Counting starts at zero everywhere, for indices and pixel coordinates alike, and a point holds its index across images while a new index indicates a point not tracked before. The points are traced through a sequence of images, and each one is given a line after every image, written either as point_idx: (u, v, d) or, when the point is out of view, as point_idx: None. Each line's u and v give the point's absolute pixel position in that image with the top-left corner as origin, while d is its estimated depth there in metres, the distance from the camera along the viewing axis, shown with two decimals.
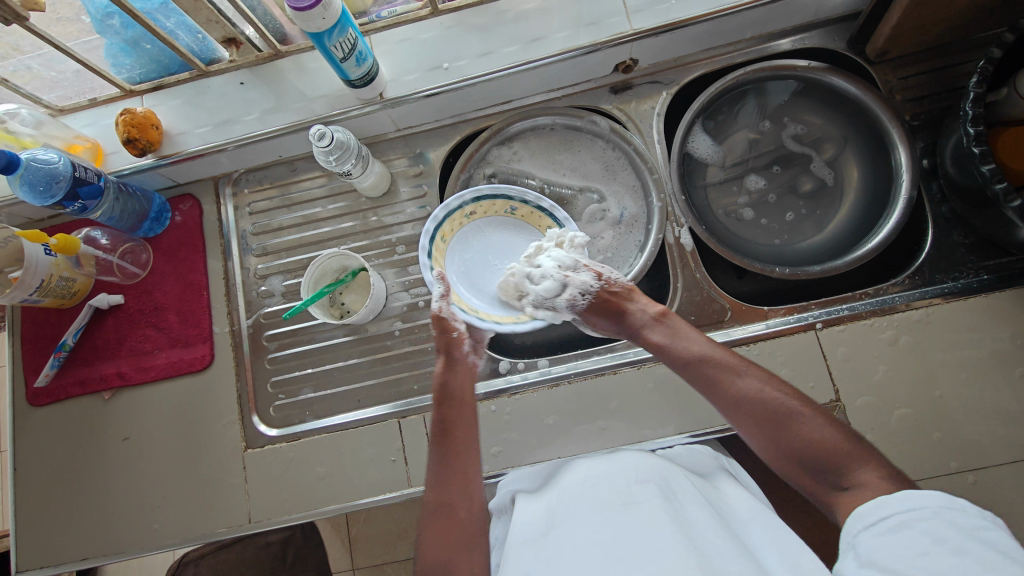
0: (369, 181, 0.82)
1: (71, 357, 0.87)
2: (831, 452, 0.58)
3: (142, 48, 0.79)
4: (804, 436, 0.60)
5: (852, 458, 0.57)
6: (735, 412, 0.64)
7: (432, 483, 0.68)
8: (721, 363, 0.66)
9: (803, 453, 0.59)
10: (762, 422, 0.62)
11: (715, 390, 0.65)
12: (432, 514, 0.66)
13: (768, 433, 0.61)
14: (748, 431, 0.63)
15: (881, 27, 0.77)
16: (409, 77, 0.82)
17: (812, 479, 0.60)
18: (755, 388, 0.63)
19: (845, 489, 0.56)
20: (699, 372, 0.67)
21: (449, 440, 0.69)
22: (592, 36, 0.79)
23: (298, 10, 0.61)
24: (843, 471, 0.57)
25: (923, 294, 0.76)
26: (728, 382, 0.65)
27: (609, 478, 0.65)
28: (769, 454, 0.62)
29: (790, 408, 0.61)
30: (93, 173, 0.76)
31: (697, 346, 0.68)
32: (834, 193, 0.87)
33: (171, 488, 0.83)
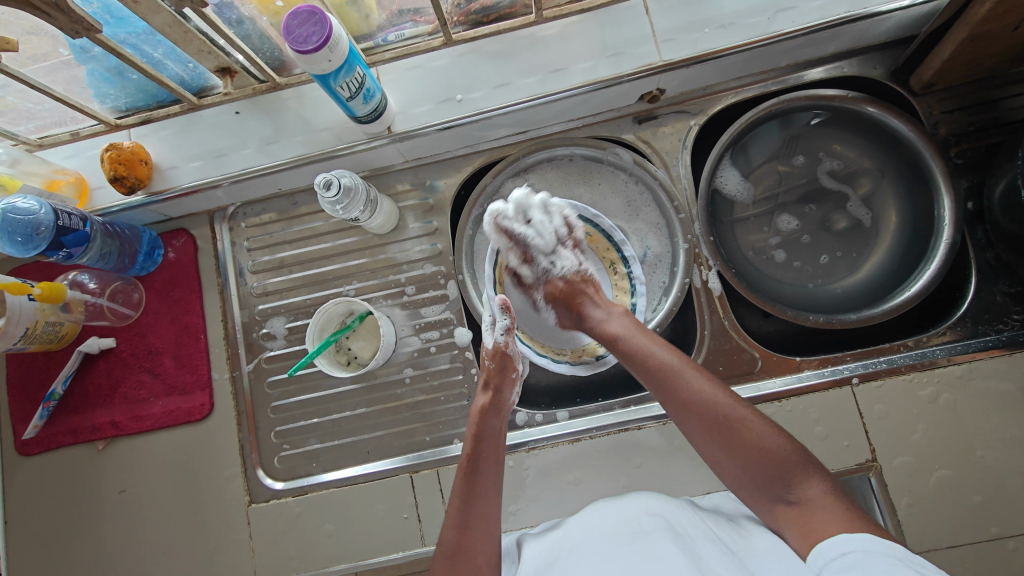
0: (377, 222, 0.77)
1: (61, 405, 0.82)
2: (780, 464, 0.58)
3: (127, 77, 0.72)
4: (752, 445, 0.59)
5: (798, 470, 0.58)
6: (684, 414, 0.62)
7: (451, 524, 0.63)
8: (673, 361, 0.64)
9: (750, 463, 0.59)
10: (709, 428, 0.61)
11: (669, 391, 0.63)
12: (449, 556, 0.61)
13: (717, 441, 0.61)
14: (701, 438, 0.62)
15: (930, 60, 0.72)
16: (420, 108, 0.76)
17: (749, 484, 0.60)
18: (708, 392, 0.62)
19: (790, 502, 0.58)
20: (657, 373, 0.64)
21: (478, 469, 0.66)
22: (616, 67, 0.73)
23: (301, 53, 0.56)
24: (790, 483, 0.58)
25: (965, 347, 0.72)
26: (681, 383, 0.63)
27: (617, 510, 0.64)
28: (716, 460, 0.62)
29: (741, 417, 0.61)
30: (78, 218, 0.70)
31: (657, 347, 0.65)
32: (871, 233, 0.82)
33: (172, 544, 0.79)
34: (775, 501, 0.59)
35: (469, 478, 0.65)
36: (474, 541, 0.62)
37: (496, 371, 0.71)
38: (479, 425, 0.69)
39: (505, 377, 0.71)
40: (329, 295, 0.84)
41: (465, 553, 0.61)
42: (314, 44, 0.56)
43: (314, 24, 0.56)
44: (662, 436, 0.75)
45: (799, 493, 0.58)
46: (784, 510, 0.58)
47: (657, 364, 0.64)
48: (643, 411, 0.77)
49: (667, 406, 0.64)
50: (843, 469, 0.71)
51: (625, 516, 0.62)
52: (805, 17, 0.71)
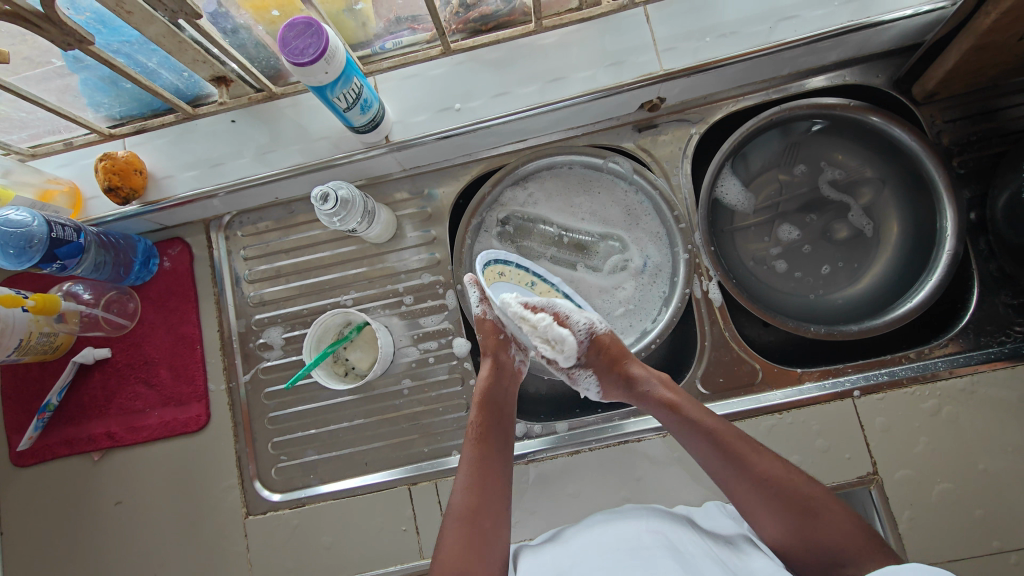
0: (375, 232, 0.77)
1: (57, 416, 0.81)
2: (855, 549, 0.58)
3: (121, 86, 0.71)
4: (829, 530, 0.59)
5: (870, 554, 0.58)
6: (754, 495, 0.61)
7: (463, 487, 0.64)
8: (742, 439, 0.64)
9: (824, 550, 0.59)
10: (785, 512, 0.59)
11: (742, 471, 0.61)
12: (460, 518, 0.62)
13: (790, 524, 0.59)
14: (772, 524, 0.60)
15: (933, 70, 0.71)
16: (418, 117, 0.75)
17: (815, 568, 0.60)
18: (779, 471, 0.61)
19: None
20: (723, 447, 0.63)
21: (488, 438, 0.67)
22: (616, 76, 0.72)
23: (298, 66, 0.56)
24: (865, 567, 0.57)
25: (967, 359, 0.72)
26: (755, 463, 0.62)
27: (617, 528, 0.63)
28: (786, 546, 0.60)
29: (817, 500, 0.60)
30: (71, 229, 0.69)
31: (713, 419, 0.65)
32: (872, 243, 0.81)
33: (168, 557, 0.78)
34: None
35: (480, 446, 0.66)
36: (485, 511, 0.62)
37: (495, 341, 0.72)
38: (484, 394, 0.69)
39: (495, 342, 0.72)
40: (326, 304, 0.83)
41: (478, 523, 0.61)
42: (310, 56, 0.55)
43: (311, 36, 0.56)
44: (662, 449, 0.75)
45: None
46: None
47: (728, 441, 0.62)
48: (643, 424, 0.76)
49: (733, 484, 0.62)
50: (844, 482, 0.70)
51: (626, 537, 0.61)
52: (807, 26, 0.71)
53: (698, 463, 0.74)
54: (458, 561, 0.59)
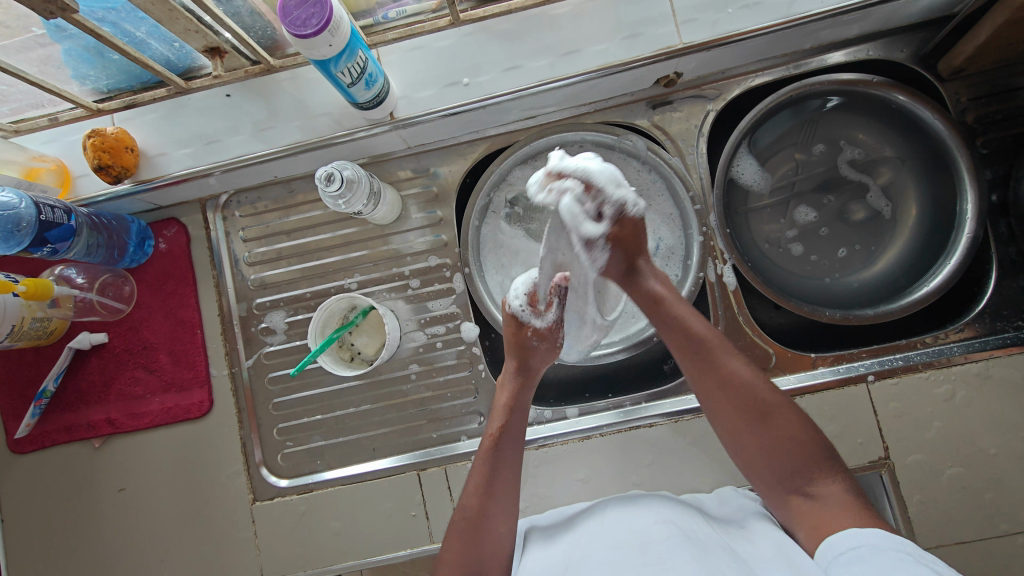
0: (380, 214, 0.74)
1: (54, 402, 0.79)
2: (803, 460, 0.60)
3: (108, 58, 0.66)
4: (784, 443, 0.61)
5: (819, 467, 0.60)
6: (718, 396, 0.63)
7: (471, 491, 0.63)
8: (718, 341, 0.64)
9: (776, 455, 0.61)
10: (743, 419, 0.62)
11: (708, 368, 0.63)
12: (467, 525, 0.62)
13: (747, 429, 0.62)
14: (736, 429, 0.62)
15: (963, 45, 0.68)
16: (424, 92, 0.71)
17: (775, 475, 0.61)
18: (747, 376, 0.63)
19: (807, 494, 0.59)
20: (693, 354, 0.64)
21: (505, 442, 0.64)
22: (633, 50, 0.69)
23: (300, 38, 0.52)
24: (813, 476, 0.59)
25: (983, 344, 0.71)
26: (725, 364, 0.63)
27: (626, 519, 0.63)
28: (744, 443, 0.62)
29: (773, 407, 0.62)
30: (62, 211, 0.66)
31: (694, 320, 0.65)
32: (889, 226, 0.80)
33: (175, 542, 0.77)
34: (792, 492, 0.60)
35: (494, 449, 0.64)
36: (494, 511, 0.62)
37: (544, 347, 0.67)
38: (513, 395, 0.67)
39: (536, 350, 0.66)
40: (330, 288, 0.80)
41: (485, 523, 0.61)
42: (313, 28, 0.52)
43: (313, 6, 0.52)
44: (673, 435, 0.74)
45: (819, 488, 0.59)
46: (801, 502, 0.59)
47: (702, 338, 0.64)
48: (654, 409, 0.75)
49: (700, 382, 0.64)
50: (856, 466, 0.70)
51: (635, 526, 0.61)
52: None
53: (711, 448, 0.73)
54: (459, 553, 0.61)
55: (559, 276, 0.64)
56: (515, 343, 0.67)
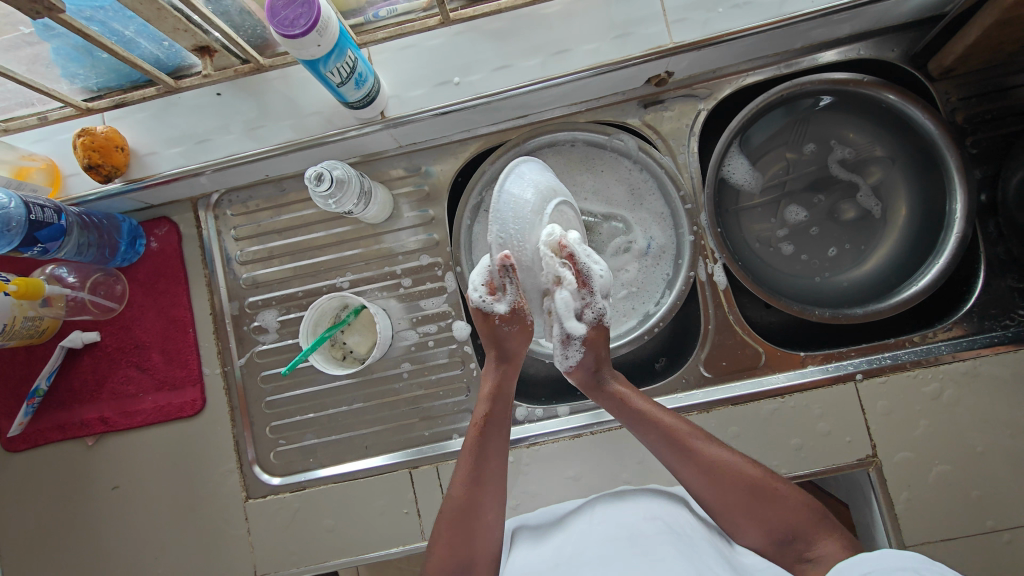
0: (371, 213, 0.74)
1: (47, 401, 0.79)
2: (799, 524, 0.59)
3: (97, 56, 0.66)
4: (780, 515, 0.59)
5: (814, 528, 0.59)
6: (706, 491, 0.60)
7: (461, 479, 0.62)
8: (694, 431, 0.63)
9: (774, 527, 0.59)
10: (735, 502, 0.59)
11: (686, 460, 0.61)
12: (458, 512, 0.61)
13: (741, 511, 0.59)
14: (727, 509, 0.60)
15: (953, 45, 0.68)
16: (414, 92, 0.71)
17: (767, 545, 0.60)
18: (724, 458, 0.61)
19: (809, 561, 0.58)
20: (671, 445, 0.62)
21: (490, 431, 0.63)
22: (624, 49, 0.69)
23: (288, 38, 0.52)
24: (812, 541, 0.58)
25: (970, 343, 0.72)
26: (705, 451, 0.62)
27: (616, 515, 0.63)
28: (739, 525, 0.60)
29: (760, 481, 0.60)
30: (52, 211, 0.66)
31: (661, 412, 0.64)
32: (879, 225, 0.80)
33: (169, 539, 0.78)
34: (793, 561, 0.59)
35: (483, 437, 0.63)
36: (482, 501, 0.61)
37: (516, 329, 0.64)
38: (498, 380, 0.65)
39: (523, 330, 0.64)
40: (322, 287, 0.81)
41: (474, 516, 0.61)
42: (301, 28, 0.52)
43: (301, 6, 0.52)
44: None
45: (818, 553, 0.57)
46: (805, 570, 0.58)
47: (677, 432, 0.62)
48: None
49: (684, 473, 0.61)
50: (844, 464, 0.71)
51: (624, 521, 0.62)
52: None
53: None
54: (449, 546, 0.60)
55: (503, 255, 0.59)
56: (487, 331, 0.65)
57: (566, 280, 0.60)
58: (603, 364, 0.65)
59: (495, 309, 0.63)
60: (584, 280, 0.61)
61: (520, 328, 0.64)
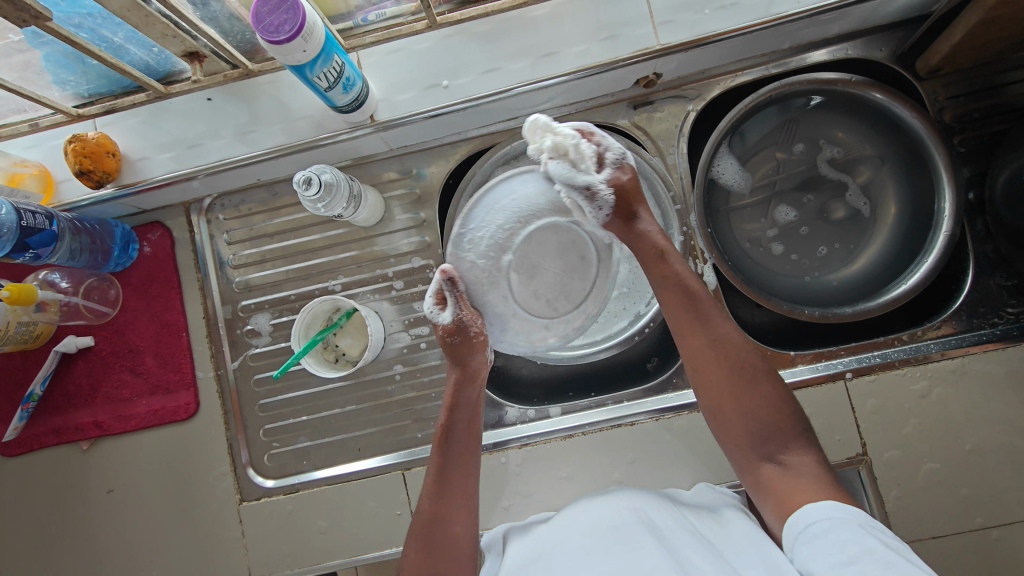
0: (362, 216, 0.74)
1: (42, 405, 0.80)
2: (780, 427, 0.59)
3: (87, 63, 0.67)
4: (762, 407, 0.60)
5: (792, 438, 0.59)
6: (704, 354, 0.62)
7: (427, 492, 0.63)
8: (711, 302, 0.64)
9: (759, 422, 0.60)
10: (726, 376, 0.61)
11: (700, 326, 0.62)
12: (427, 525, 0.62)
13: (730, 393, 0.61)
14: (716, 381, 0.62)
15: (939, 44, 0.69)
16: (403, 95, 0.72)
17: (742, 445, 0.61)
18: (734, 339, 0.62)
19: (777, 463, 0.59)
20: (689, 307, 0.63)
21: (454, 441, 0.64)
22: (611, 51, 0.69)
23: (274, 44, 0.53)
24: (788, 447, 0.59)
25: (959, 341, 0.72)
26: (711, 319, 0.63)
27: (600, 508, 0.63)
28: (720, 410, 0.62)
29: (760, 374, 0.61)
30: (43, 216, 0.66)
31: (688, 274, 0.64)
32: (869, 224, 0.80)
33: (164, 541, 0.78)
34: (762, 459, 0.60)
35: (443, 447, 0.64)
36: (449, 512, 0.63)
37: (461, 341, 0.63)
38: (455, 393, 0.65)
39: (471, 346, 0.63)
40: (315, 290, 0.81)
41: (441, 528, 0.62)
42: (286, 34, 0.52)
43: (286, 12, 0.52)
44: (656, 432, 0.75)
45: (789, 457, 0.59)
46: (772, 469, 0.59)
47: (692, 291, 0.63)
48: (636, 407, 0.76)
49: (688, 334, 0.63)
50: (834, 462, 0.71)
51: (607, 515, 0.62)
52: None
53: (692, 446, 0.74)
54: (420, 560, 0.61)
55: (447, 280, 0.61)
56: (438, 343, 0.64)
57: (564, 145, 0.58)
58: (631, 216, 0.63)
59: (437, 321, 0.62)
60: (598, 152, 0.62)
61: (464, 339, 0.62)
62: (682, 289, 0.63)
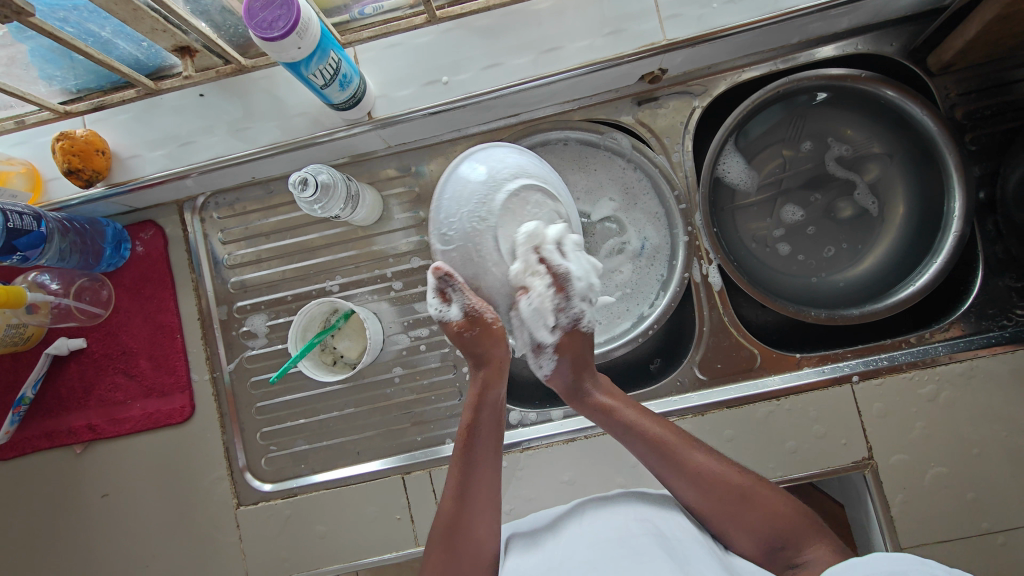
0: (360, 216, 0.72)
1: (34, 408, 0.78)
2: (791, 530, 0.58)
3: (75, 58, 0.64)
4: (765, 514, 0.59)
5: (803, 536, 0.58)
6: (694, 491, 0.60)
7: (447, 499, 0.60)
8: (675, 436, 0.62)
9: (766, 531, 0.58)
10: (719, 510, 0.59)
11: (676, 468, 0.60)
12: (446, 532, 0.59)
13: (729, 517, 0.59)
14: (716, 518, 0.59)
15: (952, 40, 0.67)
16: (402, 91, 0.70)
17: (763, 562, 0.59)
18: (712, 464, 0.61)
19: (797, 566, 0.57)
20: (658, 449, 0.61)
21: (476, 442, 0.61)
22: (615, 47, 0.67)
23: (267, 41, 0.51)
24: (802, 544, 0.58)
25: (967, 344, 0.71)
26: (688, 458, 0.61)
27: (606, 519, 0.62)
28: (728, 537, 0.60)
29: (751, 486, 0.60)
30: (30, 217, 0.64)
31: (646, 417, 0.63)
32: (877, 223, 0.79)
33: (159, 545, 0.77)
34: (782, 567, 0.58)
35: (465, 448, 0.61)
36: (472, 518, 0.59)
37: (481, 333, 0.59)
38: (481, 391, 0.62)
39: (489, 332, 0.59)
40: (312, 291, 0.79)
41: (461, 534, 0.59)
42: (280, 30, 0.50)
43: (280, 7, 0.50)
44: None
45: (810, 555, 0.57)
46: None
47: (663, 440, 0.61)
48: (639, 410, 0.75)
49: (672, 481, 0.61)
50: (839, 467, 0.70)
51: (612, 527, 0.60)
52: None
53: None
54: (440, 564, 0.58)
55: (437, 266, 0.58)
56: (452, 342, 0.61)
57: (537, 287, 0.57)
58: (583, 370, 0.63)
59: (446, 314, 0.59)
60: (561, 284, 0.57)
61: (483, 329, 0.59)
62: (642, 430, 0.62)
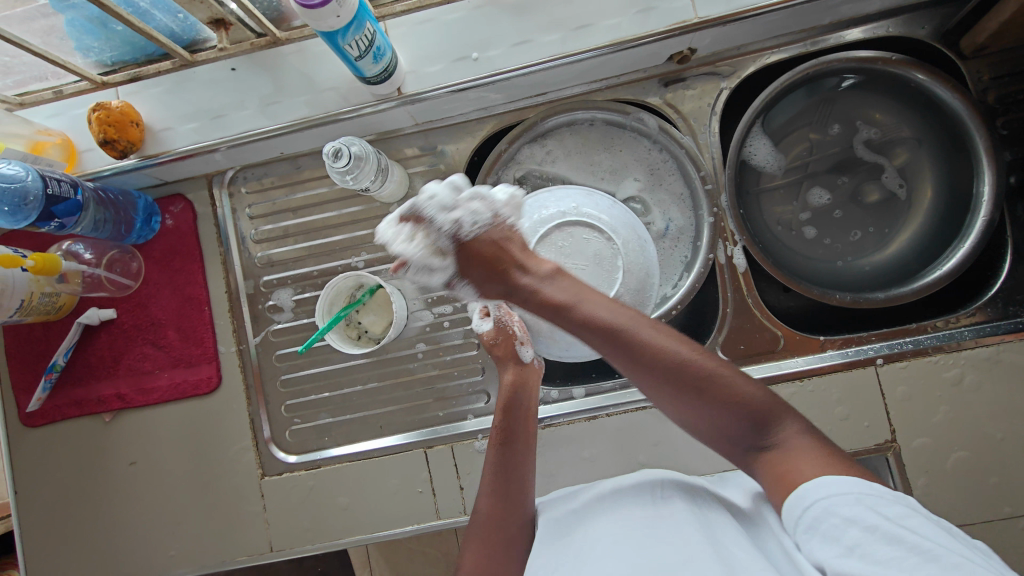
0: (387, 191, 0.73)
1: (64, 377, 0.80)
2: (757, 416, 0.54)
3: (112, 29, 0.65)
4: (725, 403, 0.54)
5: (773, 418, 0.54)
6: (650, 382, 0.56)
7: (484, 491, 0.65)
8: (627, 318, 0.57)
9: (722, 419, 0.54)
10: (676, 393, 0.55)
11: (628, 352, 0.56)
12: (486, 519, 0.63)
13: (682, 397, 0.55)
14: (661, 395, 0.56)
15: (986, 21, 0.66)
16: (432, 67, 0.70)
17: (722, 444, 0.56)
18: (688, 352, 0.55)
19: (766, 449, 0.54)
20: (607, 339, 0.56)
21: (512, 441, 0.67)
22: (646, 25, 0.67)
23: (306, 8, 0.51)
24: (766, 428, 0.54)
25: (993, 329, 0.71)
26: (655, 346, 0.56)
27: (632, 489, 0.59)
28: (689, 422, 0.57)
29: (716, 372, 0.55)
30: (68, 185, 0.65)
31: (598, 307, 0.57)
32: (905, 208, 0.79)
33: (185, 512, 0.79)
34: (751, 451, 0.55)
35: (502, 447, 0.66)
36: (508, 507, 0.63)
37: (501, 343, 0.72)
38: (512, 396, 0.69)
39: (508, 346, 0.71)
40: (337, 267, 0.80)
41: (499, 522, 0.63)
42: None
43: None
44: None
45: (776, 439, 0.53)
46: (765, 458, 0.53)
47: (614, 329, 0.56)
48: None
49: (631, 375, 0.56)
50: (861, 449, 0.70)
51: (638, 495, 0.58)
52: None
53: None
54: (483, 556, 0.62)
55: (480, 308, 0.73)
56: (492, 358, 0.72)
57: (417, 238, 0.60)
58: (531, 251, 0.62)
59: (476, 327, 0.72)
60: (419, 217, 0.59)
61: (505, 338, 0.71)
62: (598, 335, 0.56)
